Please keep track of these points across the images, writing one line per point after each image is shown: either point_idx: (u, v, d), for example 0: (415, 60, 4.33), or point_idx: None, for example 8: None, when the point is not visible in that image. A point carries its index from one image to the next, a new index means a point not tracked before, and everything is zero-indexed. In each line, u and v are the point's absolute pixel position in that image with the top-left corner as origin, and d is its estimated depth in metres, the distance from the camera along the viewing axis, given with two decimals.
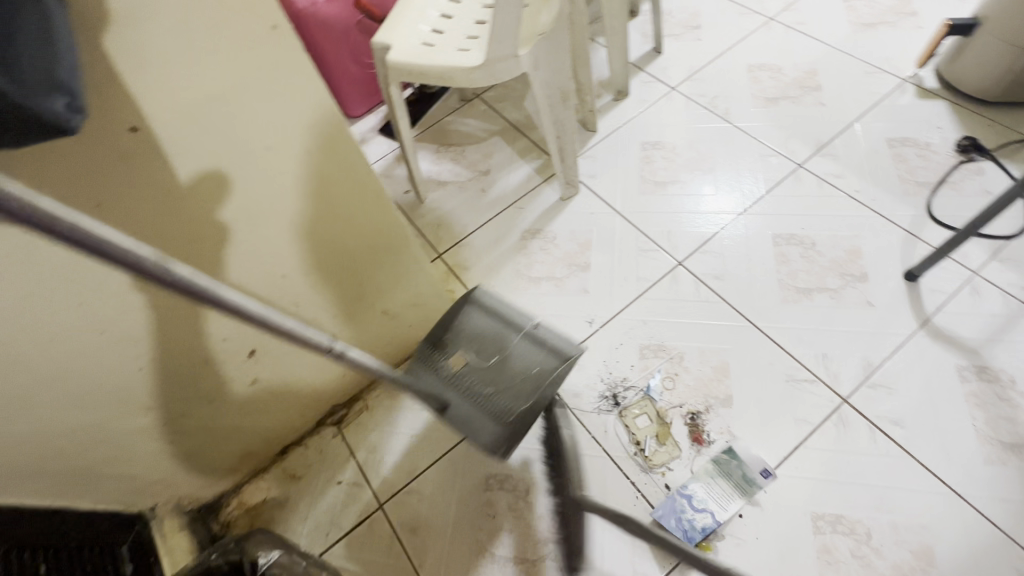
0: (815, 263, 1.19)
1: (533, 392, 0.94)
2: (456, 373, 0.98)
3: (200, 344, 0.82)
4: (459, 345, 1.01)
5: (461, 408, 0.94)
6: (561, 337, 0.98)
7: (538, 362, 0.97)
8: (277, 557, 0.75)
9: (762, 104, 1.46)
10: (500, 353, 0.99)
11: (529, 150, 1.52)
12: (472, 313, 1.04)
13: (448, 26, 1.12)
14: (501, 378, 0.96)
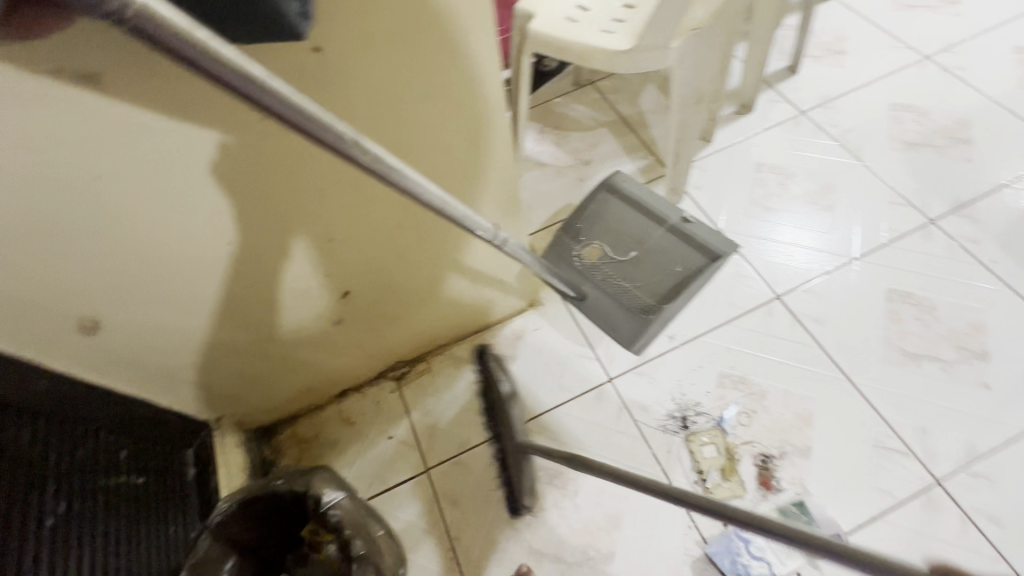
0: (930, 328, 1.09)
1: (670, 283, 1.11)
2: (600, 265, 1.14)
3: (303, 275, 0.82)
4: (602, 233, 1.17)
5: (600, 300, 1.11)
6: (703, 237, 1.13)
7: (674, 253, 1.14)
8: (341, 500, 0.76)
9: (899, 147, 1.35)
10: (641, 243, 1.15)
11: (637, 148, 1.47)
12: (610, 204, 1.19)
13: (594, 6, 1.08)
14: (646, 267, 1.13)
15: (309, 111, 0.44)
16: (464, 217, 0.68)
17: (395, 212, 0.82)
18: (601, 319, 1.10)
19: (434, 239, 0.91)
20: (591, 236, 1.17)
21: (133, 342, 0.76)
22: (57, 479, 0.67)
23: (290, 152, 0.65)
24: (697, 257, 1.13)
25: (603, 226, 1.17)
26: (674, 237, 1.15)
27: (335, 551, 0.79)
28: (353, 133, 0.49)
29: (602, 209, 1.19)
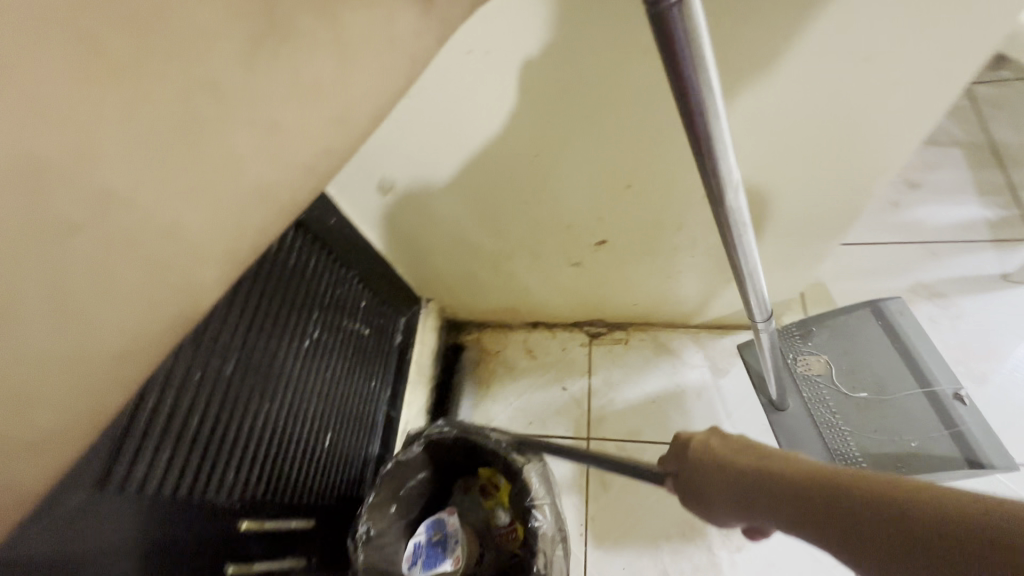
0: None
1: (895, 453, 0.77)
2: (813, 378, 0.85)
3: (577, 210, 0.75)
4: (833, 347, 0.86)
5: (791, 420, 0.83)
6: (998, 451, 0.74)
7: (925, 425, 0.78)
8: (535, 481, 0.77)
9: None
10: (877, 387, 0.82)
11: (996, 190, 1.09)
12: (867, 321, 0.88)
13: None
14: (872, 415, 0.80)
15: (720, 147, 0.37)
16: (756, 291, 0.58)
17: (710, 184, 0.67)
18: (787, 439, 0.81)
19: (729, 227, 0.75)
20: (817, 342, 0.87)
21: (409, 208, 0.78)
22: (318, 308, 0.74)
23: (657, 85, 0.53)
24: (952, 454, 0.75)
25: (844, 339, 0.86)
26: (932, 407, 0.79)
27: (508, 518, 0.83)
28: (735, 178, 0.42)
29: (853, 325, 0.87)
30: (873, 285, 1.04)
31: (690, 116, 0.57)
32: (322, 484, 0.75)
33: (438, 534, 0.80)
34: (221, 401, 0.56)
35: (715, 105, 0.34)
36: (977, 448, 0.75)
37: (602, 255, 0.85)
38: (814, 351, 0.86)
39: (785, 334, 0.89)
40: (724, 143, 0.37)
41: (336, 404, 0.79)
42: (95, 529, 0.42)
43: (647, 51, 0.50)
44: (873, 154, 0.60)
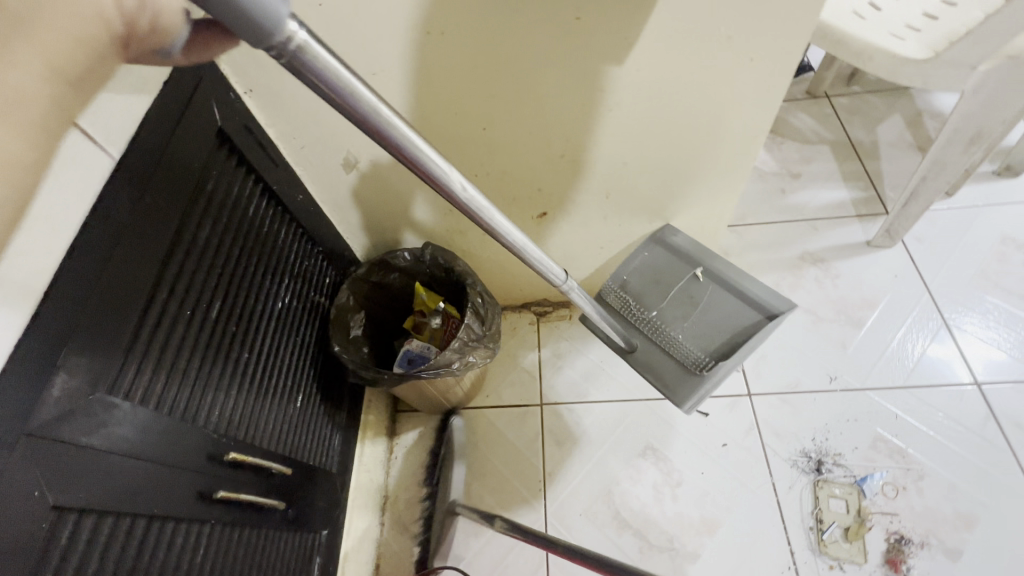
0: None
1: (726, 341, 0.90)
2: (638, 313, 0.97)
3: (520, 185, 0.86)
4: (643, 289, 0.99)
5: (648, 356, 0.93)
6: (766, 291, 0.87)
7: (737, 310, 0.90)
8: (458, 264, 0.95)
9: None
10: (689, 298, 0.95)
11: (857, 177, 1.33)
12: (653, 251, 0.97)
13: (892, 6, 0.97)
14: (695, 317, 0.93)
15: (389, 122, 0.43)
16: (541, 265, 0.67)
17: (628, 154, 0.80)
18: (652, 373, 0.90)
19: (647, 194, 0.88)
20: (631, 291, 0.99)
21: (371, 187, 0.87)
22: (288, 276, 0.80)
23: (577, 68, 0.66)
24: (747, 309, 0.89)
25: (652, 274, 0.98)
26: (730, 293, 0.91)
27: (440, 318, 1.00)
28: (458, 179, 0.51)
29: (649, 257, 0.98)
30: (768, 257, 1.24)
31: (604, 94, 0.70)
32: (293, 441, 0.78)
33: (409, 358, 0.96)
34: (205, 344, 0.61)
35: (350, 85, 0.39)
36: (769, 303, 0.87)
37: (545, 228, 0.96)
38: (626, 295, 0.99)
39: (611, 294, 0.99)
40: (389, 117, 0.43)
41: (306, 369, 0.84)
42: (106, 429, 0.46)
43: (567, 32, 0.61)
44: (746, 124, 0.75)
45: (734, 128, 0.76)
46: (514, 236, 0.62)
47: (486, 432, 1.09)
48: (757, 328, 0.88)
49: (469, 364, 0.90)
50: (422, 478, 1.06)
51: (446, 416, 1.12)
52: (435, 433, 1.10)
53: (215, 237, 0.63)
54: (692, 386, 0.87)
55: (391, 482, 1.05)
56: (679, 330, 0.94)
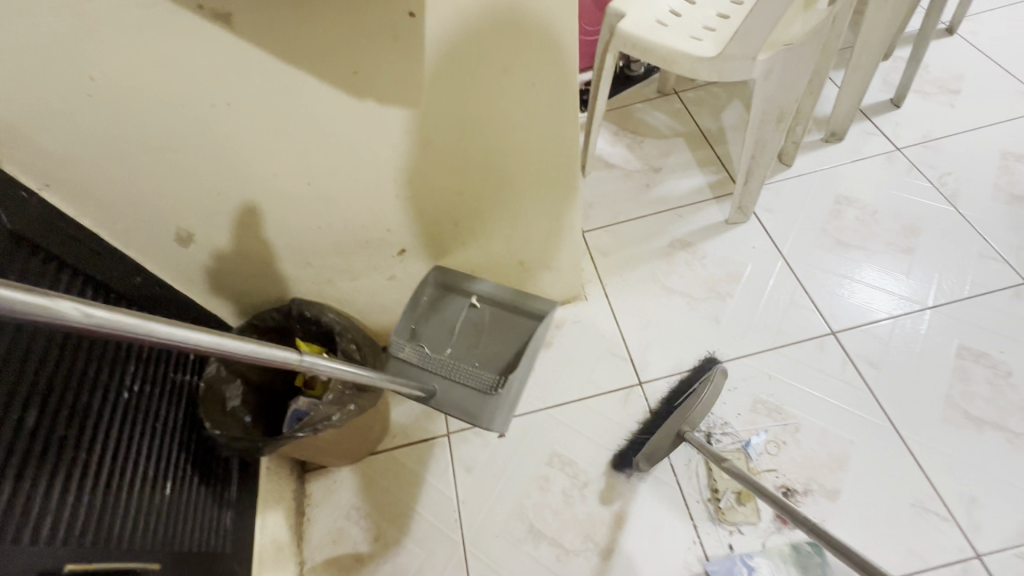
0: (1001, 395, 1.01)
1: (511, 354, 0.98)
2: (431, 356, 0.98)
3: (367, 229, 0.88)
4: (432, 333, 1.01)
5: (446, 395, 0.93)
6: (531, 296, 1.01)
7: (515, 324, 1.01)
8: (328, 314, 0.95)
9: (1003, 199, 1.25)
10: (474, 326, 1.01)
11: (710, 162, 1.45)
12: (430, 293, 1.01)
13: (688, 11, 1.08)
14: (482, 342, 1.00)
15: None
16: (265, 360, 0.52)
17: (458, 183, 0.84)
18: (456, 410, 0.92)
19: (493, 213, 0.93)
20: (421, 337, 1.00)
21: (215, 259, 0.85)
22: (136, 360, 0.79)
23: (374, 116, 0.69)
24: (524, 320, 1.00)
25: (435, 316, 1.01)
26: (505, 312, 1.01)
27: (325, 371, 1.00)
28: (72, 305, 0.34)
29: (428, 304, 1.02)
30: (641, 249, 1.32)
31: (411, 134, 0.73)
32: (166, 533, 0.75)
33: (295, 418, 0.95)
34: (25, 456, 0.59)
35: None
36: (533, 308, 1.00)
37: (409, 263, 0.98)
38: (418, 343, 0.99)
39: (401, 347, 0.98)
40: None
41: (177, 451, 0.82)
42: None
43: (350, 84, 0.64)
44: (555, 138, 0.82)
45: (545, 143, 0.82)
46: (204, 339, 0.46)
47: (396, 473, 1.08)
48: (533, 333, 0.98)
49: (352, 413, 0.91)
50: (336, 535, 1.03)
51: (354, 466, 1.10)
52: (345, 485, 1.08)
53: (24, 344, 0.61)
54: (493, 408, 0.92)
55: (305, 547, 1.02)
56: (469, 359, 0.98)
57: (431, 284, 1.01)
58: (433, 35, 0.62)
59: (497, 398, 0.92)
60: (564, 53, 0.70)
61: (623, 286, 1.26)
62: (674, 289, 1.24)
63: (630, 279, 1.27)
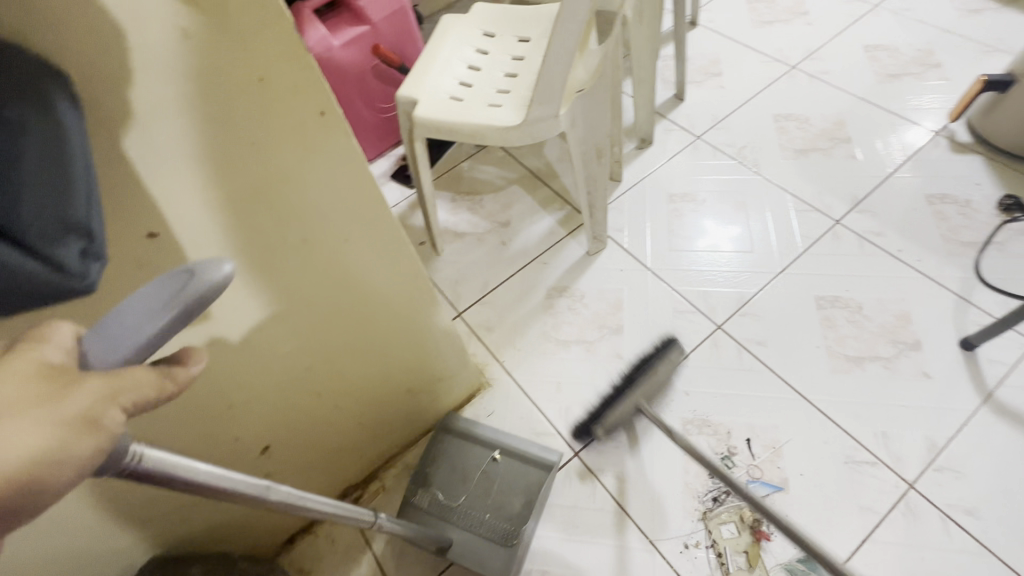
0: (864, 328, 1.12)
1: (523, 505, 0.95)
2: (447, 506, 0.96)
3: (208, 455, 0.69)
4: (444, 480, 0.99)
5: (461, 544, 0.93)
6: (543, 448, 1.00)
7: (527, 469, 0.99)
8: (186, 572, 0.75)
9: (792, 155, 1.42)
10: (485, 476, 0.98)
11: (552, 200, 1.45)
12: (444, 440, 1.03)
13: (477, 79, 1.06)
14: (493, 493, 0.97)
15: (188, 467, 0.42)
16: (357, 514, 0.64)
17: (302, 359, 0.69)
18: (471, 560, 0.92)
19: (357, 365, 0.79)
20: (436, 483, 0.99)
21: None
22: None
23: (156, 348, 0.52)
24: (533, 470, 0.98)
25: (450, 462, 1.00)
26: (522, 459, 0.99)
27: None
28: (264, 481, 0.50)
29: (439, 451, 1.02)
30: (523, 311, 1.27)
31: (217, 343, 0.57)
32: None
33: None
34: None
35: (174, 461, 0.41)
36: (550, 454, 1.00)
37: (281, 455, 0.81)
38: (431, 490, 0.98)
39: (416, 496, 0.98)
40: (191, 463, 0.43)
41: None
42: None
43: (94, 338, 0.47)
44: (397, 271, 0.70)
45: (388, 282, 0.70)
46: (327, 504, 0.58)
47: None
48: (542, 485, 0.97)
49: None
50: None
51: None
52: None
53: None
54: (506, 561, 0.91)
55: None
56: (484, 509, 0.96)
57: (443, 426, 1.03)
58: (190, 243, 0.47)
59: (510, 551, 0.92)
60: (371, 195, 0.58)
61: (521, 357, 1.20)
62: (569, 341, 1.21)
63: (524, 346, 1.22)
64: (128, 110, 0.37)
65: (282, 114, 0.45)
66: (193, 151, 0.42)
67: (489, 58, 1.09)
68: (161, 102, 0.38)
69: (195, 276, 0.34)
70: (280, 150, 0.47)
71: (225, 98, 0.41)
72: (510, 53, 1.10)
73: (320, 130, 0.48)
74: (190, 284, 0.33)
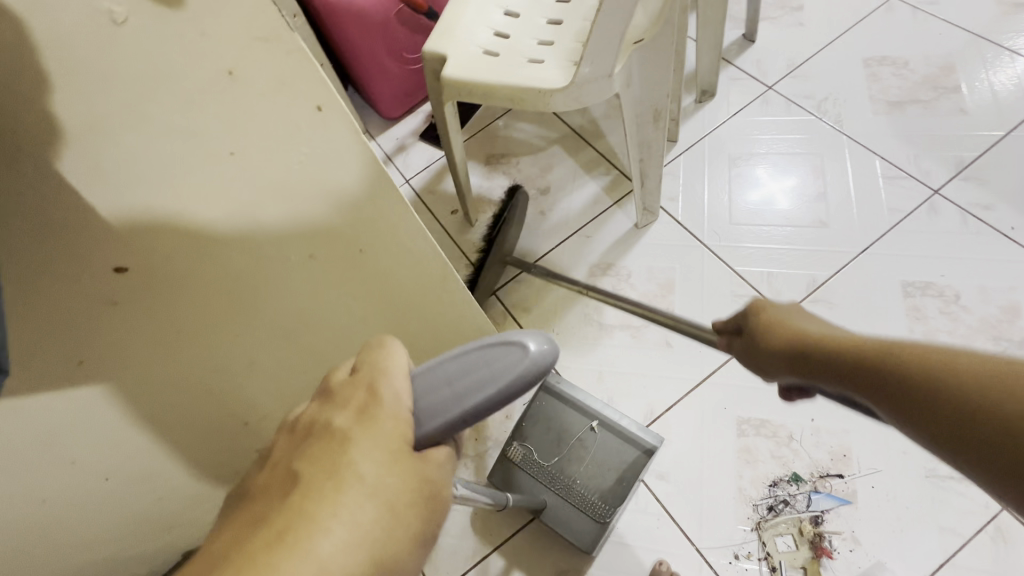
0: (960, 322, 0.97)
1: (616, 483, 0.93)
2: (540, 466, 0.96)
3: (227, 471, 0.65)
4: (541, 439, 0.99)
5: (551, 509, 0.93)
6: (643, 429, 0.96)
7: (623, 447, 0.95)
8: None
9: (883, 109, 1.21)
10: (582, 447, 0.97)
11: (596, 163, 1.31)
12: (545, 401, 1.01)
13: (515, 29, 0.91)
14: (589, 465, 0.95)
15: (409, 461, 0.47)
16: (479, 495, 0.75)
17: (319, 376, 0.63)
18: (558, 526, 0.91)
19: None
20: (531, 440, 0.98)
21: None
22: None
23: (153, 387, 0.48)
24: (629, 448, 0.95)
25: (547, 421, 1.00)
26: (619, 434, 0.96)
27: None
28: None
29: (540, 409, 1.01)
30: (562, 290, 1.17)
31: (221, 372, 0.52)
32: None
33: None
34: None
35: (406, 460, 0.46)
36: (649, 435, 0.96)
37: None
38: (525, 446, 0.98)
39: (510, 450, 0.98)
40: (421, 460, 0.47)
41: None
42: None
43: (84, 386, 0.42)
44: (421, 274, 0.63)
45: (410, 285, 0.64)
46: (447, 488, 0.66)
47: None
48: (638, 467, 0.94)
49: None
50: None
51: None
52: None
53: None
54: (593, 536, 0.90)
55: None
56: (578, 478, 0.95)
57: (548, 388, 1.02)
58: (184, 270, 0.43)
59: (600, 527, 0.90)
60: (383, 195, 0.52)
61: (560, 342, 1.11)
62: (613, 326, 1.11)
63: (564, 329, 1.13)
64: (56, 130, 0.32)
65: (270, 108, 0.40)
66: (172, 165, 0.38)
67: (529, 1, 0.93)
68: (115, 115, 0.34)
69: (529, 354, 0.38)
70: (268, 154, 0.42)
71: (197, 99, 0.36)
72: None
73: (316, 126, 0.43)
74: (522, 363, 0.37)
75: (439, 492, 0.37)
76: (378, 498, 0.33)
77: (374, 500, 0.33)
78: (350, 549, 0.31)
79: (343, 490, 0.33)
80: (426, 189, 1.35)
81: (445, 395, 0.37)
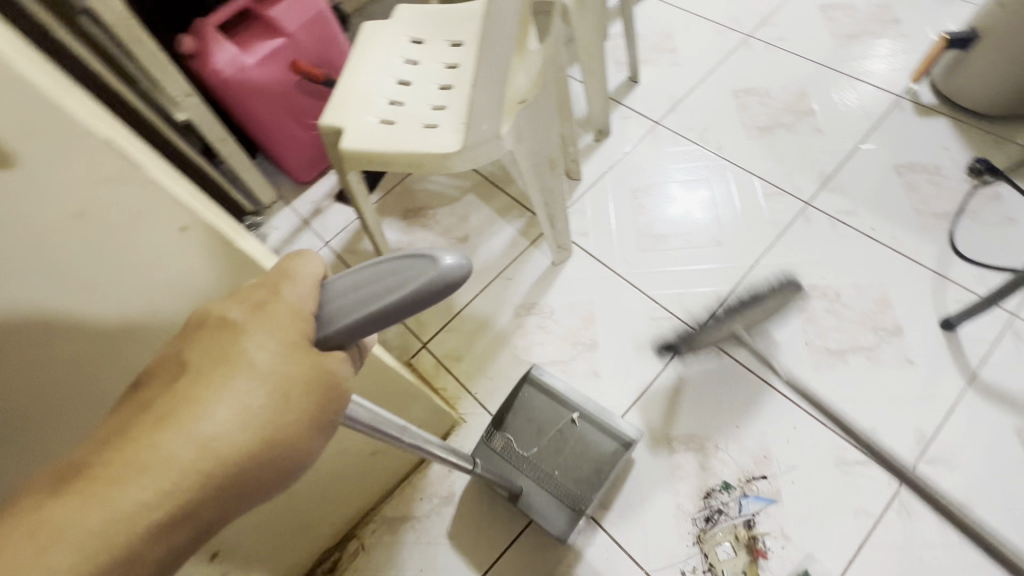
0: (844, 318, 1.08)
1: (594, 476, 0.94)
2: (521, 456, 0.97)
3: None
4: (523, 428, 0.99)
5: (529, 497, 0.94)
6: (623, 422, 0.97)
7: (600, 440, 0.96)
8: None
9: (754, 134, 1.35)
10: (562, 441, 0.97)
11: (510, 207, 1.36)
12: (529, 392, 1.02)
13: (408, 97, 0.95)
14: (567, 457, 0.96)
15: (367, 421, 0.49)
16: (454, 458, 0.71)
17: None
18: (534, 514, 0.93)
19: None
20: (512, 429, 0.99)
21: None
22: None
23: None
24: (608, 441, 0.96)
25: (529, 413, 1.00)
26: (597, 427, 0.97)
27: None
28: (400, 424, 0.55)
29: (523, 399, 1.01)
30: (491, 334, 1.19)
31: None
32: None
33: None
34: None
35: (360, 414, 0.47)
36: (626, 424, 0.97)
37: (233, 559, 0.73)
38: (506, 436, 0.99)
39: (493, 439, 0.99)
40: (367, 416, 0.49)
41: None
42: None
43: None
44: None
45: None
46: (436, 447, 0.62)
47: None
48: (616, 459, 0.95)
49: None
50: None
51: None
52: None
53: None
54: (570, 526, 0.91)
55: None
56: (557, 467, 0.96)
57: (531, 379, 1.02)
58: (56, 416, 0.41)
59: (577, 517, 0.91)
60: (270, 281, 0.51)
61: (494, 386, 1.13)
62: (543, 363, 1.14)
63: (497, 373, 1.15)
64: None
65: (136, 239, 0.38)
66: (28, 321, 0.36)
67: (419, 69, 0.98)
68: None
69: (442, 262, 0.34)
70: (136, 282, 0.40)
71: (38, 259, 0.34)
72: (442, 61, 0.99)
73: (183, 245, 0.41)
74: (432, 270, 0.33)
75: (335, 384, 0.35)
76: (228, 417, 0.31)
77: (228, 398, 0.31)
78: (228, 431, 0.31)
79: (199, 391, 0.31)
80: (346, 250, 1.35)
81: (356, 296, 0.35)
